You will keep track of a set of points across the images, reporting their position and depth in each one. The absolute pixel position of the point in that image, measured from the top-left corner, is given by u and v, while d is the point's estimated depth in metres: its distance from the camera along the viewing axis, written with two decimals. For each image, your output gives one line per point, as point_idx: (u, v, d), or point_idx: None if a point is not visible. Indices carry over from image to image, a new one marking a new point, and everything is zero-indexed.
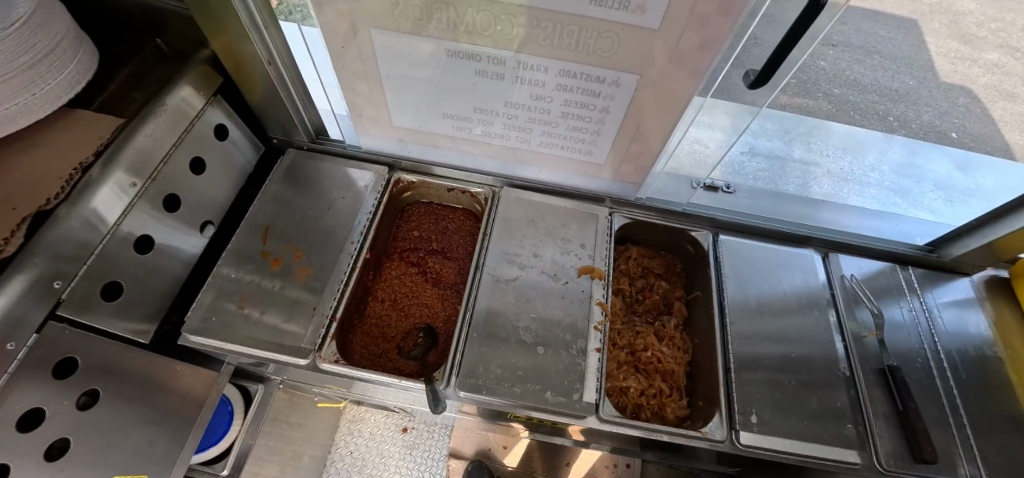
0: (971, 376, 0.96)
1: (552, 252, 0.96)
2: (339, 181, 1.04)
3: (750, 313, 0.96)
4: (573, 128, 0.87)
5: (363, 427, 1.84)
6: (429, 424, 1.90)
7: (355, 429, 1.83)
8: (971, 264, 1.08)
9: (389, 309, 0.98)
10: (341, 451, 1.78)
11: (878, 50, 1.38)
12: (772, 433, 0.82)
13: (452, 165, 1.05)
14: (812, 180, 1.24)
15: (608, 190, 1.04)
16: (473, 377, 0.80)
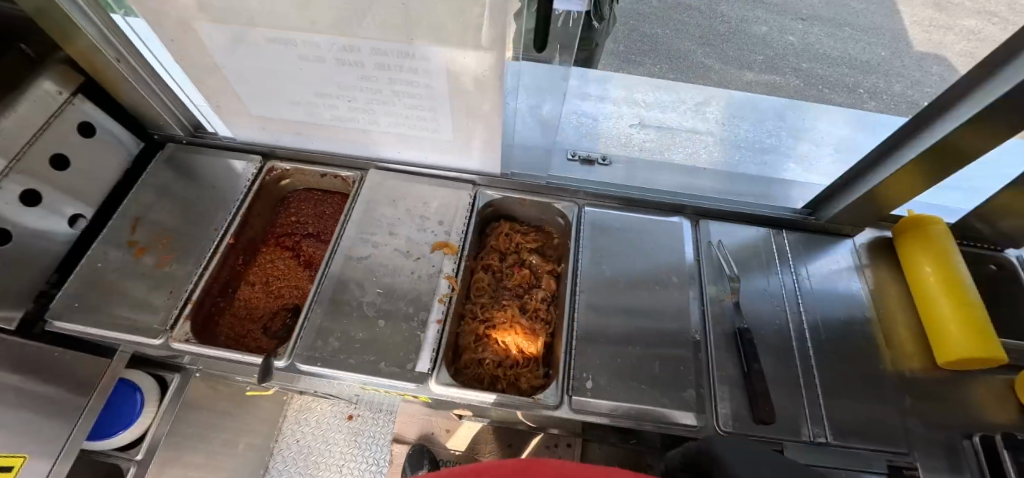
0: (835, 338, 0.94)
1: (408, 230, 0.98)
2: (214, 171, 1.07)
3: (605, 282, 0.96)
4: (410, 106, 0.89)
5: (310, 415, 1.94)
6: (375, 410, 1.96)
7: (302, 419, 1.92)
8: (851, 225, 1.07)
9: (259, 292, 1.02)
10: (288, 440, 1.89)
11: (847, 20, 1.13)
12: (606, 397, 0.83)
13: (322, 151, 1.07)
14: (703, 149, 1.22)
15: (473, 168, 1.06)
16: (310, 350, 0.84)
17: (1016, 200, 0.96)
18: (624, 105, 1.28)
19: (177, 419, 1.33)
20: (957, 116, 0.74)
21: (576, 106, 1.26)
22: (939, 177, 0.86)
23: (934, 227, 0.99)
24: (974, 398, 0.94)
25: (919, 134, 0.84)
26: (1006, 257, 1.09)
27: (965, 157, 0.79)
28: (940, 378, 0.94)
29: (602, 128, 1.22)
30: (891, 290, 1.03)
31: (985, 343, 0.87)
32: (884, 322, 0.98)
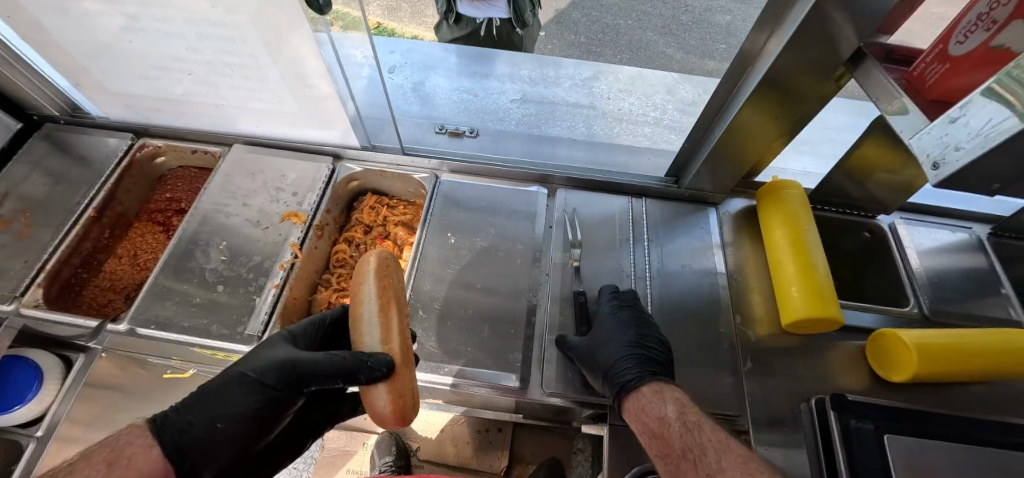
0: (679, 301, 0.94)
1: (262, 201, 1.00)
2: (90, 149, 1.10)
3: (451, 249, 0.96)
4: (245, 78, 0.91)
5: None
6: None
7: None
8: (714, 192, 1.06)
9: (125, 264, 1.05)
10: None
11: None
12: (429, 359, 0.83)
13: (191, 128, 1.10)
14: (581, 122, 1.23)
15: (335, 142, 1.08)
16: (145, 314, 0.87)
17: (872, 155, 0.95)
18: (506, 82, 1.30)
19: None
20: (772, 50, 0.76)
21: (457, 84, 1.28)
22: (790, 121, 0.89)
23: (788, 191, 0.98)
24: (824, 363, 0.91)
25: (743, 81, 0.85)
26: (879, 224, 1.07)
27: (798, 94, 0.82)
28: (788, 343, 0.92)
29: (479, 104, 1.24)
30: (750, 257, 1.02)
31: (820, 301, 0.85)
32: (736, 288, 0.97)
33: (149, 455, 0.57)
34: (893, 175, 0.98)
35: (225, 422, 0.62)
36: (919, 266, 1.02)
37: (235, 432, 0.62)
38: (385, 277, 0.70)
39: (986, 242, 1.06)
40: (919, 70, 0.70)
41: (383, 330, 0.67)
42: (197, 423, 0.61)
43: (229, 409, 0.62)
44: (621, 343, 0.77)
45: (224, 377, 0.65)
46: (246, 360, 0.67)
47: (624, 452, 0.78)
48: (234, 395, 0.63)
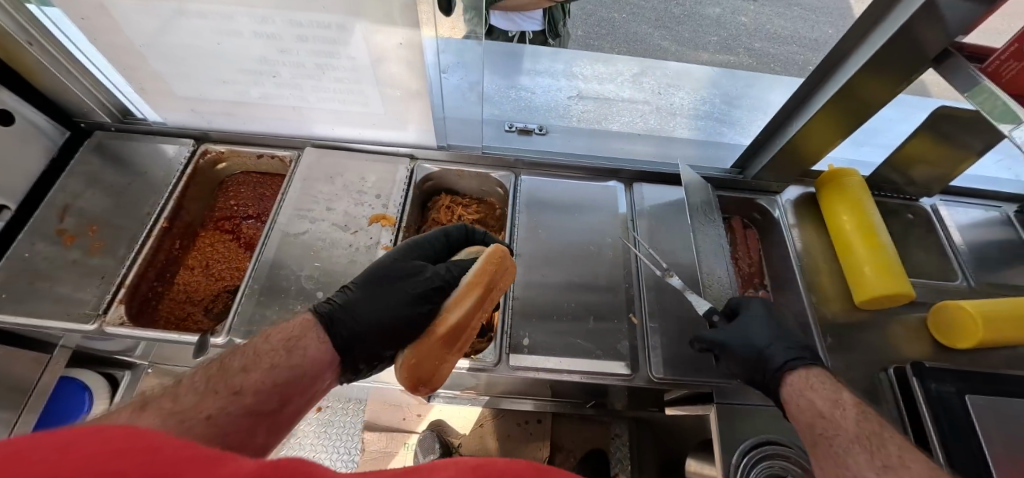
0: None
1: (346, 204, 0.99)
2: (149, 156, 1.05)
3: (542, 246, 0.99)
4: (336, 80, 0.90)
5: None
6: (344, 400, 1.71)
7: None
8: (778, 182, 1.12)
9: (198, 274, 1.01)
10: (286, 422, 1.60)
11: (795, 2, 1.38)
12: (541, 352, 0.86)
13: (257, 132, 1.07)
14: (639, 117, 1.26)
15: (409, 142, 1.07)
16: (247, 324, 0.85)
17: (919, 149, 1.03)
18: (561, 79, 1.32)
19: None
20: (857, 56, 0.82)
21: (514, 81, 1.29)
22: (854, 121, 0.95)
23: (849, 179, 1.05)
24: (893, 335, 1.00)
25: (826, 80, 0.90)
26: (921, 206, 1.17)
27: (867, 101, 0.88)
28: (858, 319, 1.00)
29: (539, 100, 1.25)
30: (815, 242, 1.09)
31: (895, 280, 0.93)
32: (808, 270, 1.04)
33: (321, 346, 0.67)
34: (936, 166, 1.08)
35: (389, 321, 0.71)
36: (961, 244, 1.12)
37: (386, 326, 0.71)
38: (489, 263, 0.74)
39: (1014, 219, 1.17)
40: (993, 67, 0.76)
41: (455, 302, 0.73)
42: (357, 316, 0.71)
43: (381, 311, 0.71)
44: (766, 333, 0.77)
45: (381, 276, 0.77)
46: (386, 270, 0.77)
47: (733, 428, 0.84)
48: (389, 304, 0.72)
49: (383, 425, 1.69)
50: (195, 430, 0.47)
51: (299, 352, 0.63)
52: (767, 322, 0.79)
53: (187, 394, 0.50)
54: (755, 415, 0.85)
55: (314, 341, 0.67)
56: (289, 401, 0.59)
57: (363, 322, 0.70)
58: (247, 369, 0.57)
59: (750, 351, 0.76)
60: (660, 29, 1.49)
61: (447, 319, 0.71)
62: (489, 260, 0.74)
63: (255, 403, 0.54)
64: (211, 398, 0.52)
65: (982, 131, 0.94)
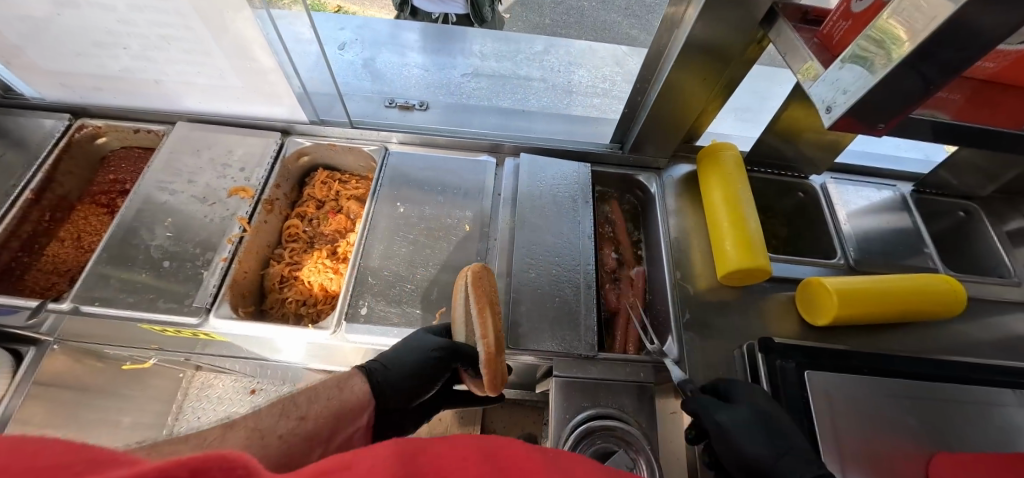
0: None
1: (209, 177, 0.99)
2: (25, 130, 1.06)
3: (401, 220, 0.98)
4: (184, 51, 0.90)
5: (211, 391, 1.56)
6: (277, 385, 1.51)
7: (206, 396, 1.55)
8: (657, 156, 1.11)
9: (69, 246, 1.02)
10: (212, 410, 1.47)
11: None
12: (377, 322, 0.85)
13: (133, 107, 1.07)
14: (533, 95, 1.26)
15: (282, 118, 1.08)
16: (90, 292, 0.86)
17: (798, 118, 1.00)
18: (460, 57, 1.32)
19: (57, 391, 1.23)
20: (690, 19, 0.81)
21: (412, 59, 1.29)
22: (716, 83, 0.94)
23: (725, 152, 1.03)
24: (759, 314, 0.97)
25: (671, 45, 0.90)
26: (811, 185, 1.14)
27: (717, 61, 0.88)
28: (724, 296, 0.98)
29: (432, 78, 1.25)
30: (691, 218, 1.07)
31: (751, 252, 0.91)
32: (679, 246, 1.03)
33: (361, 389, 0.68)
34: (817, 137, 1.05)
35: (411, 376, 0.72)
36: (847, 223, 1.09)
37: (411, 387, 0.73)
38: (478, 288, 0.79)
39: (909, 199, 1.14)
40: (829, 27, 0.73)
41: (482, 327, 0.76)
42: (391, 372, 0.73)
43: (415, 366, 0.73)
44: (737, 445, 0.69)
45: (406, 342, 0.78)
46: (409, 342, 0.77)
47: (571, 401, 0.82)
48: (410, 360, 0.74)
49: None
50: (269, 450, 0.52)
51: (344, 389, 0.67)
52: (753, 418, 0.70)
53: (267, 413, 0.56)
54: (591, 388, 0.84)
55: (359, 383, 0.69)
56: (334, 435, 0.61)
57: (388, 375, 0.73)
58: (308, 401, 0.60)
59: (746, 457, 0.68)
60: (631, 18, 1.51)
61: (486, 344, 0.75)
62: (477, 287, 0.79)
63: (315, 430, 0.57)
64: (279, 419, 0.56)
65: None
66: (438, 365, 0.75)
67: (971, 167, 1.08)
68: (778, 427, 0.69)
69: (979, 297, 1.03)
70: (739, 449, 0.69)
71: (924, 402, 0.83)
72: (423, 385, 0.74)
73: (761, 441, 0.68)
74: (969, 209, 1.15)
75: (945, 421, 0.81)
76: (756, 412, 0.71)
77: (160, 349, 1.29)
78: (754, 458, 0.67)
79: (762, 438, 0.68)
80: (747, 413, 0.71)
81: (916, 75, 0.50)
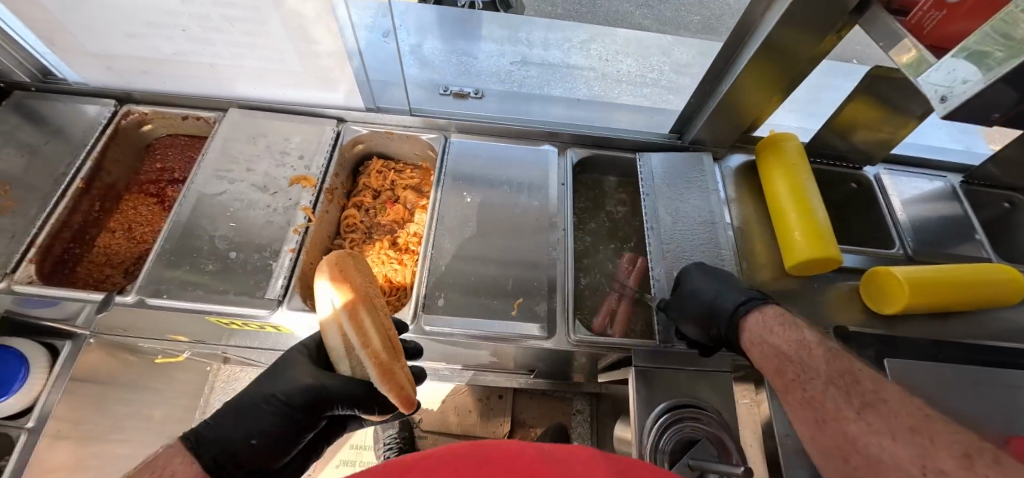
0: (681, 242, 0.96)
1: (267, 166, 0.97)
2: (68, 116, 1.01)
3: (465, 210, 0.96)
4: (246, 33, 0.86)
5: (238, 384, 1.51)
6: None
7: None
8: (716, 146, 1.10)
9: (120, 237, 0.99)
10: None
11: None
12: (455, 314, 0.84)
13: (180, 92, 1.03)
14: (584, 83, 1.24)
15: (337, 105, 1.05)
16: (157, 285, 0.83)
17: (862, 111, 1.01)
18: (505, 44, 1.29)
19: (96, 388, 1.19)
20: (776, 12, 0.79)
21: (458, 46, 1.26)
22: (783, 80, 0.93)
23: (788, 142, 1.03)
24: (821, 303, 0.98)
25: (746, 41, 0.88)
26: (865, 175, 1.14)
27: (793, 58, 0.87)
28: (789, 285, 0.99)
29: (481, 66, 1.23)
30: (752, 209, 1.07)
31: (821, 243, 0.91)
32: (742, 236, 1.03)
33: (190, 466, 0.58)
34: (875, 129, 1.05)
35: (259, 438, 0.65)
36: (902, 213, 1.10)
37: (240, 451, 0.63)
38: (342, 281, 0.70)
39: (959, 189, 1.15)
40: (916, 18, 0.72)
41: (358, 331, 0.66)
42: (229, 437, 0.63)
43: (234, 430, 0.64)
44: (720, 324, 0.76)
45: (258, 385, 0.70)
46: (274, 385, 0.69)
47: (651, 392, 0.83)
48: (246, 418, 0.65)
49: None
50: None
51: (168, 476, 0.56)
52: (718, 286, 0.80)
53: None
54: (669, 377, 0.85)
55: (181, 463, 0.58)
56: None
57: (253, 436, 0.64)
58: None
59: (703, 304, 0.76)
60: None
61: (371, 349, 0.66)
62: (342, 284, 0.69)
63: None
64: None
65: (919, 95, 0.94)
66: (278, 414, 0.67)
67: None
68: (728, 282, 0.81)
69: None
70: (721, 316, 0.75)
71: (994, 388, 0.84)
72: (286, 436, 0.67)
73: (729, 304, 0.76)
74: (1013, 199, 1.15)
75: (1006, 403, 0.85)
76: (727, 294, 0.78)
77: (196, 342, 1.26)
78: (721, 309, 0.75)
79: (714, 284, 0.80)
80: (721, 304, 0.76)
81: None
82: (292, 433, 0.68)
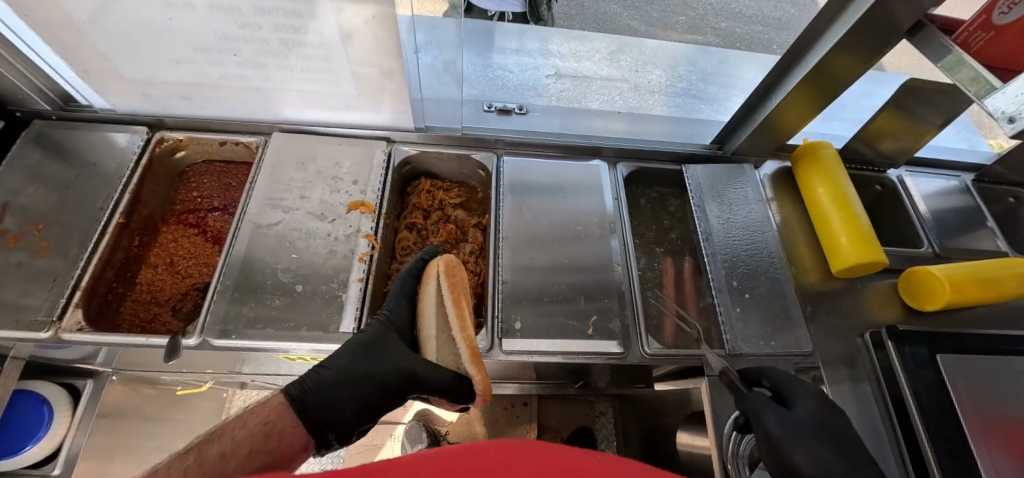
0: (737, 251, 0.99)
1: (321, 192, 0.94)
2: (97, 146, 0.95)
3: (527, 229, 0.96)
4: (304, 58, 0.84)
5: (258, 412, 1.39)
6: None
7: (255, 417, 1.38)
8: (755, 155, 1.15)
9: (163, 272, 0.95)
10: None
11: None
12: (533, 336, 0.84)
13: (219, 116, 0.99)
14: (618, 95, 1.26)
15: (385, 125, 1.03)
16: (223, 324, 0.79)
17: (892, 121, 1.07)
18: (537, 57, 1.29)
19: (121, 428, 1.13)
20: (835, 32, 0.83)
21: (493, 60, 1.25)
22: (825, 98, 0.97)
23: (824, 150, 1.08)
24: (865, 303, 1.03)
25: (801, 59, 0.92)
26: (889, 178, 1.20)
27: (840, 77, 0.91)
28: (834, 287, 1.04)
29: (517, 80, 1.22)
30: (792, 215, 1.11)
31: (868, 248, 0.96)
32: (787, 242, 1.08)
33: (294, 430, 0.58)
34: (903, 136, 1.11)
35: (356, 411, 0.65)
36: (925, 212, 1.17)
37: (342, 420, 0.63)
38: (450, 276, 0.79)
39: (972, 187, 1.23)
40: (963, 37, 0.76)
41: (460, 320, 0.75)
42: (331, 405, 0.62)
43: (340, 397, 0.64)
44: (800, 447, 0.66)
45: (356, 354, 0.68)
46: (367, 362, 0.68)
47: (726, 400, 0.86)
48: (349, 388, 0.65)
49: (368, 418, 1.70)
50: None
51: (276, 437, 0.54)
52: (819, 431, 0.68)
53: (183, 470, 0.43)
54: None
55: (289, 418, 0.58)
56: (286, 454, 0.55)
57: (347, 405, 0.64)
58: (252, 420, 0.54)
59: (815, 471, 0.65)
60: None
61: (467, 338, 0.74)
62: (450, 276, 0.78)
63: None
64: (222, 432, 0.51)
65: (947, 105, 1.00)
66: (377, 387, 0.67)
67: None
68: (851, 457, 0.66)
69: None
70: (808, 453, 0.66)
71: None
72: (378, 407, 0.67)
73: (818, 440, 0.67)
74: (1017, 195, 1.24)
75: None
76: (815, 420, 0.70)
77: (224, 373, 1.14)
78: (803, 433, 0.68)
79: (818, 426, 0.69)
80: (808, 425, 0.69)
81: None
82: (382, 407, 0.68)
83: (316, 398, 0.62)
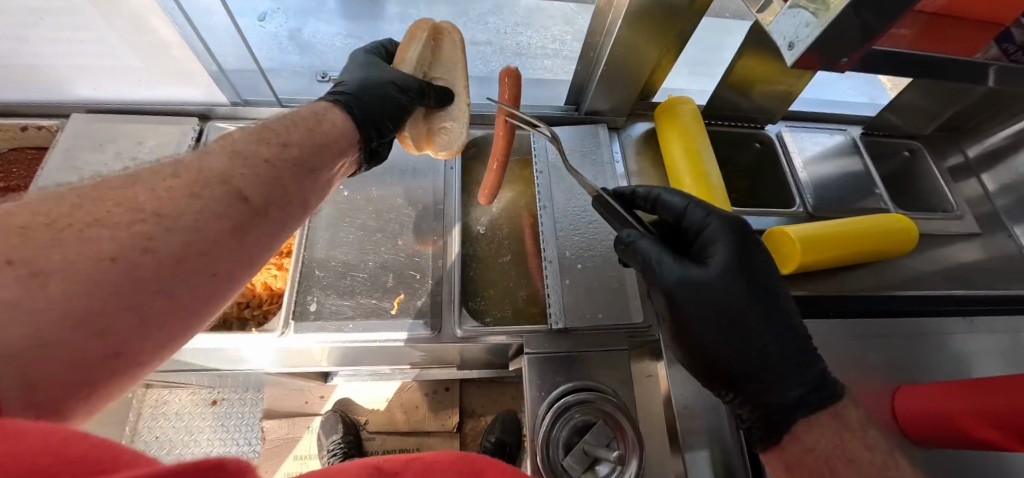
0: (572, 218, 0.92)
1: (116, 175, 0.88)
2: None
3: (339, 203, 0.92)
4: (64, 28, 0.76)
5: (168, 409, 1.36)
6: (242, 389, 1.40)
7: (161, 415, 1.35)
8: (616, 114, 1.06)
9: None
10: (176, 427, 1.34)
11: None
12: (326, 318, 0.79)
13: (11, 98, 0.91)
14: (479, 59, 1.17)
15: (200, 100, 0.95)
16: None
17: (753, 70, 0.98)
18: (395, 22, 1.19)
19: None
20: None
21: (343, 27, 1.16)
22: (664, 39, 0.89)
23: (682, 105, 0.99)
24: None
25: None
26: (767, 134, 1.12)
27: (668, 15, 0.83)
28: None
29: None
30: (654, 179, 1.04)
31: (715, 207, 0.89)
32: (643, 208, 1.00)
33: (336, 123, 0.66)
34: (772, 85, 1.02)
35: (389, 105, 0.73)
36: (804, 171, 1.09)
37: (382, 103, 0.72)
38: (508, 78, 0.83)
39: (859, 142, 1.15)
40: None
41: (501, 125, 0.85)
42: (369, 97, 0.72)
43: (376, 91, 0.73)
44: (706, 334, 0.62)
45: (367, 90, 0.73)
46: (380, 96, 0.72)
47: (546, 378, 0.79)
48: (388, 103, 0.72)
49: (288, 410, 1.39)
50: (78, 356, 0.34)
51: (323, 122, 0.64)
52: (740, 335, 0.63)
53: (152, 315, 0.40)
54: (563, 361, 0.81)
55: (335, 116, 0.67)
56: (323, 163, 0.60)
57: (389, 101, 0.73)
58: (288, 130, 0.57)
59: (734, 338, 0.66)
60: None
61: (501, 139, 0.85)
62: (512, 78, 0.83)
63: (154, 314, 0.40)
64: (168, 180, 0.45)
65: None
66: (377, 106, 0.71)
67: (917, 106, 1.09)
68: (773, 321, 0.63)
69: (927, 233, 1.05)
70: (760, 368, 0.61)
71: (886, 340, 0.84)
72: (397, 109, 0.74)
73: (739, 299, 0.61)
74: (912, 147, 1.16)
75: (904, 354, 0.83)
76: (727, 282, 0.62)
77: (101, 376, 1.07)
78: (707, 296, 0.62)
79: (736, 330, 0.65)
80: (717, 284, 0.62)
81: (866, 17, 0.47)
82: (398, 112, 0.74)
83: (362, 104, 0.70)
